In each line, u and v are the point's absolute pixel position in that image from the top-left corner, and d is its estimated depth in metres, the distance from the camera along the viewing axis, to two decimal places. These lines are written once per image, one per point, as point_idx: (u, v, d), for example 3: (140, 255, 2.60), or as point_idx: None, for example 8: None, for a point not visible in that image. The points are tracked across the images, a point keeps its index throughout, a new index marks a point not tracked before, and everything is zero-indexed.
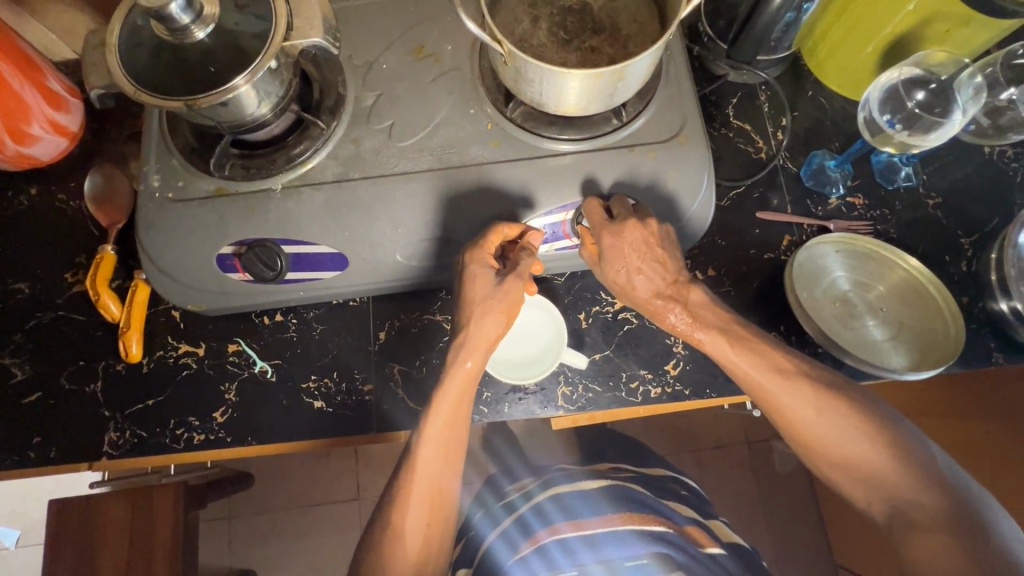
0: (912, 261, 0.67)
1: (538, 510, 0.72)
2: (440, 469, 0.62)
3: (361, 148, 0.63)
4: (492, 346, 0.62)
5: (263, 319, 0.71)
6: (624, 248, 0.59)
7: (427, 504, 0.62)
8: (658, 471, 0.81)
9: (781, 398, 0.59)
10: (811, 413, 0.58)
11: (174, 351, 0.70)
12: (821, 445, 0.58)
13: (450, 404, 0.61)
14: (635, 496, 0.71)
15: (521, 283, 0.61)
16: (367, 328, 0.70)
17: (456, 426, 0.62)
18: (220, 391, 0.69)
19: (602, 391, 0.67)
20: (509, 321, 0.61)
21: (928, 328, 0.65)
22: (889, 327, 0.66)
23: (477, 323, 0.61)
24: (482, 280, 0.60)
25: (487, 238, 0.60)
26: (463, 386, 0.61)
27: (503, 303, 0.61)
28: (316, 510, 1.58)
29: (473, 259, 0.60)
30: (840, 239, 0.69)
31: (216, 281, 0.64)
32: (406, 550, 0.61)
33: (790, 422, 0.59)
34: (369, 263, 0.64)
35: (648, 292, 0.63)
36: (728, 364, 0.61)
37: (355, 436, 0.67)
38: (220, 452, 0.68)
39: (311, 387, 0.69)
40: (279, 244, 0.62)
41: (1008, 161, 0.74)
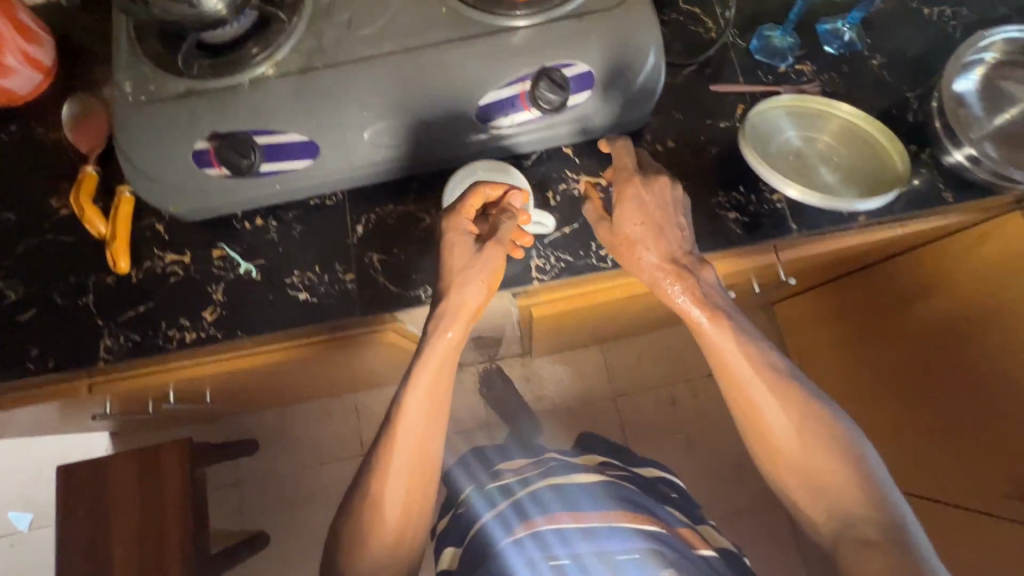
0: (852, 108, 0.70)
1: (536, 497, 0.75)
2: (418, 442, 0.65)
3: (323, 41, 0.66)
4: (473, 313, 0.65)
5: (245, 224, 0.74)
6: (645, 200, 0.65)
7: (406, 479, 0.64)
8: (650, 472, 0.88)
9: (743, 371, 0.63)
10: (768, 390, 0.63)
11: (161, 261, 0.73)
12: (770, 427, 0.63)
13: (431, 374, 0.64)
14: (631, 496, 0.74)
15: (500, 249, 0.64)
16: (346, 223, 0.73)
17: (434, 400, 0.65)
18: (207, 293, 0.72)
19: (573, 260, 0.70)
20: (490, 288, 0.64)
21: (876, 168, 0.69)
22: (841, 172, 0.70)
23: (462, 288, 0.63)
24: (461, 245, 0.64)
25: (465, 202, 0.64)
26: (445, 358, 0.65)
27: (484, 271, 0.63)
28: (324, 469, 1.61)
29: (452, 226, 0.64)
30: (787, 99, 0.71)
31: (194, 181, 0.67)
32: (384, 519, 0.64)
33: (764, 425, 0.63)
34: (339, 150, 0.67)
35: (658, 260, 0.64)
36: (713, 349, 0.64)
37: (340, 322, 0.70)
38: (212, 349, 0.71)
39: (295, 281, 0.71)
40: (251, 134, 0.65)
41: (948, 20, 0.77)
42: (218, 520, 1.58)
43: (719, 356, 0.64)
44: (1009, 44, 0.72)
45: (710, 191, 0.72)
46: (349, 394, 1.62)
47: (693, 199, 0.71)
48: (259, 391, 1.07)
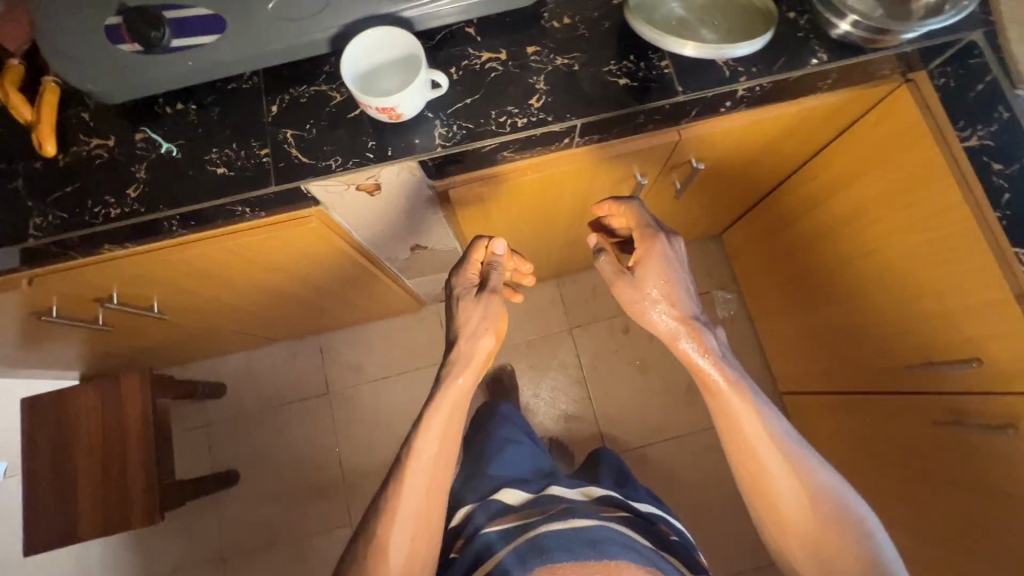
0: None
1: (558, 536, 0.83)
2: (427, 489, 0.75)
3: None
4: (480, 360, 0.79)
5: (166, 109, 0.78)
6: (659, 262, 0.73)
7: (414, 520, 0.73)
8: (650, 513, 0.96)
9: (743, 432, 0.70)
10: (767, 455, 0.69)
11: (87, 145, 0.77)
12: (767, 488, 0.69)
13: (443, 418, 0.76)
14: (634, 547, 0.82)
15: (499, 300, 0.80)
16: (261, 104, 0.77)
17: (442, 447, 0.76)
18: (131, 173, 0.76)
19: (474, 128, 0.75)
20: (498, 337, 0.79)
21: (751, 27, 0.75)
22: (720, 32, 0.76)
23: (476, 340, 0.78)
24: (469, 303, 0.80)
25: (467, 254, 0.84)
26: (455, 401, 0.77)
27: (489, 321, 0.79)
28: (290, 408, 1.66)
29: (462, 278, 0.83)
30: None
31: (108, 57, 0.70)
32: (391, 564, 0.72)
33: (770, 488, 0.69)
34: (243, 24, 0.70)
35: (674, 318, 0.72)
36: (722, 409, 0.71)
37: (256, 194, 0.74)
38: (137, 225, 0.75)
39: (214, 158, 0.75)
40: (159, 9, 0.69)
41: None
42: (189, 461, 1.63)
43: (722, 415, 0.71)
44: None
45: (603, 61, 0.76)
46: (313, 335, 1.66)
47: (587, 69, 0.76)
48: (207, 304, 1.11)
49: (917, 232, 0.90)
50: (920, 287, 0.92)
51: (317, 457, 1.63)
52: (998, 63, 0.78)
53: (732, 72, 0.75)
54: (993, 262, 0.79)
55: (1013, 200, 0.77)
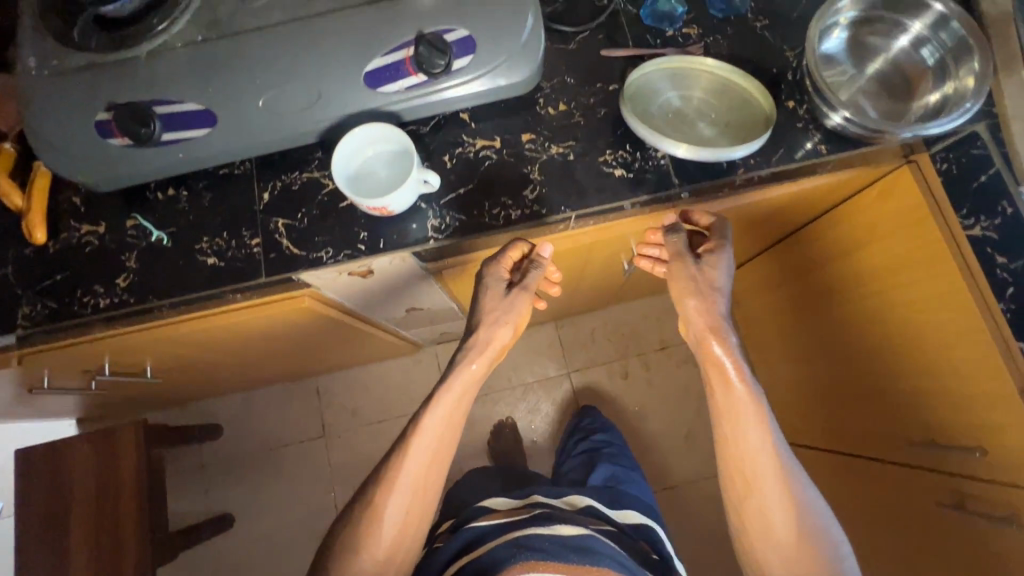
0: (716, 62, 0.75)
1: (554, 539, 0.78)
2: (425, 467, 0.73)
3: (217, 12, 0.69)
4: (494, 350, 0.75)
5: (158, 195, 0.77)
6: (717, 261, 0.71)
7: (410, 496, 0.73)
8: (635, 523, 0.98)
9: (744, 440, 0.69)
10: (762, 464, 0.68)
11: (77, 232, 0.76)
12: (750, 491, 0.69)
13: (453, 401, 0.74)
14: (622, 560, 0.79)
15: (527, 296, 0.73)
16: (253, 191, 0.76)
17: (447, 429, 0.75)
18: (121, 261, 0.75)
19: (467, 220, 0.74)
20: (515, 330, 0.75)
21: (748, 120, 0.75)
22: (717, 125, 0.75)
23: (493, 327, 0.74)
24: (494, 294, 0.74)
25: (501, 255, 0.73)
26: (466, 387, 0.75)
27: (510, 315, 0.73)
28: (286, 451, 1.65)
29: (493, 271, 0.74)
30: (660, 67, 0.77)
31: (99, 151, 0.70)
32: (380, 536, 0.72)
33: (756, 501, 0.69)
34: (234, 118, 0.69)
35: (701, 311, 0.69)
36: (729, 414, 0.69)
37: (247, 286, 0.74)
38: (126, 315, 0.74)
39: (204, 247, 0.75)
40: (149, 105, 0.68)
41: None
42: (184, 504, 1.62)
43: (727, 415, 0.70)
44: (861, 4, 0.73)
45: (598, 151, 0.75)
46: (310, 378, 1.65)
47: (583, 159, 0.75)
48: (200, 366, 1.11)
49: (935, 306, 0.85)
50: (920, 316, 0.89)
51: (313, 503, 1.62)
52: (1001, 156, 0.76)
53: (730, 163, 0.73)
54: (984, 323, 0.78)
55: (1017, 293, 0.75)
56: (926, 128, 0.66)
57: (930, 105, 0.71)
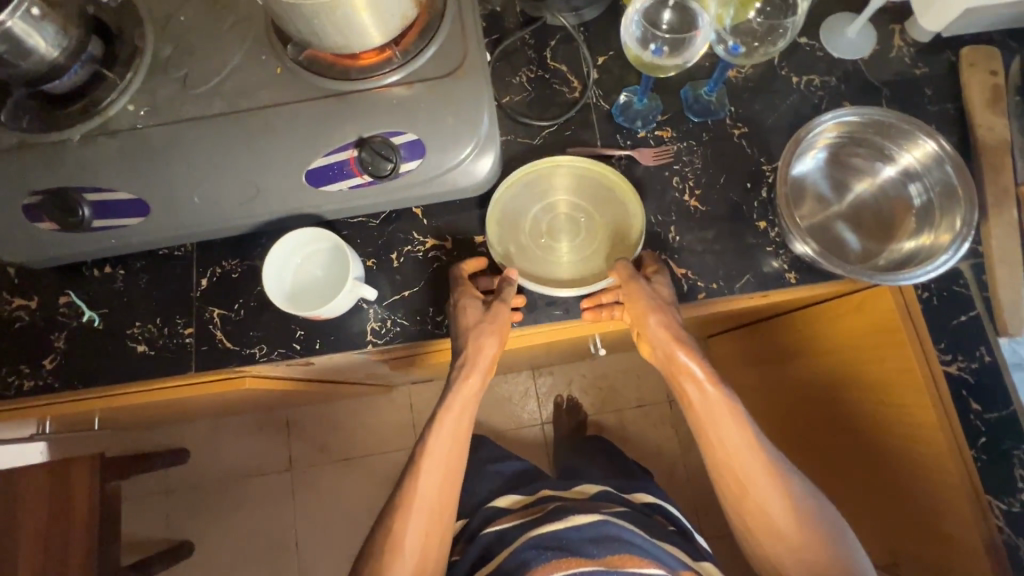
0: (562, 160, 0.71)
1: (562, 540, 0.76)
2: (442, 487, 0.68)
3: (156, 97, 0.66)
4: (488, 363, 0.68)
5: (93, 271, 0.74)
6: (660, 290, 0.66)
7: (425, 520, 0.66)
8: (645, 500, 0.96)
9: (734, 446, 0.64)
10: (754, 467, 0.63)
11: (8, 305, 0.73)
12: (746, 490, 0.64)
13: (454, 418, 0.68)
14: (639, 539, 0.77)
15: (507, 309, 0.67)
16: (191, 276, 0.73)
17: (457, 445, 0.68)
18: (50, 340, 0.72)
19: (409, 326, 0.71)
20: (502, 342, 0.67)
21: (618, 219, 0.72)
22: (589, 232, 0.72)
23: (482, 337, 0.66)
24: (473, 309, 0.67)
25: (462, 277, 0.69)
26: (465, 404, 0.68)
27: (494, 324, 0.66)
28: (254, 481, 1.63)
29: (464, 294, 0.68)
30: (521, 181, 0.73)
31: (28, 235, 0.67)
32: (404, 563, 0.65)
33: (765, 507, 0.63)
34: (167, 209, 0.66)
35: (659, 320, 0.65)
36: (711, 425, 0.64)
37: (177, 378, 0.71)
38: (51, 398, 0.71)
39: (135, 333, 0.72)
40: (80, 192, 0.65)
41: (815, 90, 0.75)
42: (145, 528, 1.60)
43: (703, 426, 0.65)
44: (846, 126, 0.68)
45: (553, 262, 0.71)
46: (280, 410, 1.62)
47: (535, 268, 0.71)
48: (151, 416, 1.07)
49: (889, 396, 0.81)
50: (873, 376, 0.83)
51: (273, 536, 1.60)
52: (982, 300, 0.72)
53: (691, 286, 0.69)
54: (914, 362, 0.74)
55: (990, 444, 0.71)
56: (898, 279, 0.61)
57: (904, 252, 0.66)
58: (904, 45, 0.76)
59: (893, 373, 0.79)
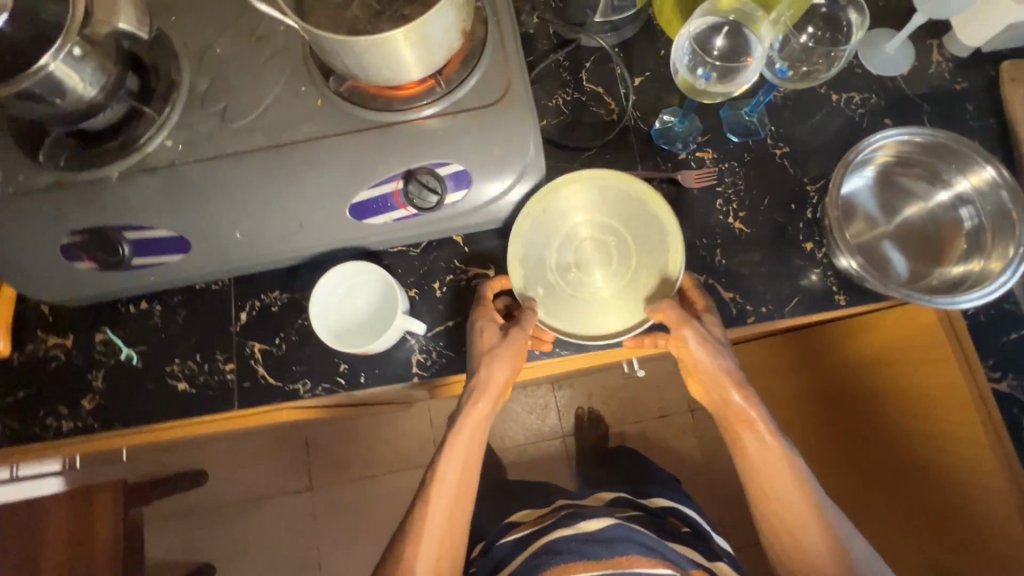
0: (572, 178, 0.68)
1: (565, 543, 0.74)
2: (451, 519, 0.66)
3: (195, 132, 0.65)
4: (499, 388, 0.66)
5: (129, 307, 0.72)
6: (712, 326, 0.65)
7: (437, 552, 0.65)
8: (659, 501, 0.94)
9: (783, 487, 0.63)
10: (802, 510, 0.62)
11: (44, 344, 0.72)
12: (790, 535, 0.63)
13: (465, 443, 0.66)
14: (646, 539, 0.75)
15: (524, 332, 0.65)
16: (230, 310, 0.72)
17: (467, 472, 0.67)
18: (88, 379, 0.71)
19: (455, 357, 0.70)
20: (516, 367, 0.65)
21: (644, 231, 0.69)
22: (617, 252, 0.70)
23: (495, 363, 0.64)
24: (489, 332, 0.66)
25: (483, 298, 0.68)
26: (476, 428, 0.66)
27: (509, 349, 0.64)
28: (276, 501, 1.61)
29: (483, 315, 0.67)
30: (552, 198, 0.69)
31: (66, 274, 0.66)
32: None
33: (808, 549, 0.62)
34: (209, 246, 0.65)
35: (713, 359, 0.64)
36: (760, 464, 0.64)
37: (219, 415, 0.70)
38: (91, 438, 0.70)
39: (175, 370, 0.70)
40: (120, 230, 0.64)
41: (855, 108, 0.74)
42: (165, 552, 1.58)
43: (754, 464, 0.64)
44: (902, 146, 0.67)
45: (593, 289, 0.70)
46: (299, 429, 1.60)
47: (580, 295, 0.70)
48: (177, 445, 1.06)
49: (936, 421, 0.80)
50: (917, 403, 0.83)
51: (295, 556, 1.58)
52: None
53: (739, 310, 0.69)
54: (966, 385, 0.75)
55: None
56: (948, 301, 0.61)
57: (953, 275, 0.66)
58: (943, 60, 0.75)
59: (943, 398, 0.78)
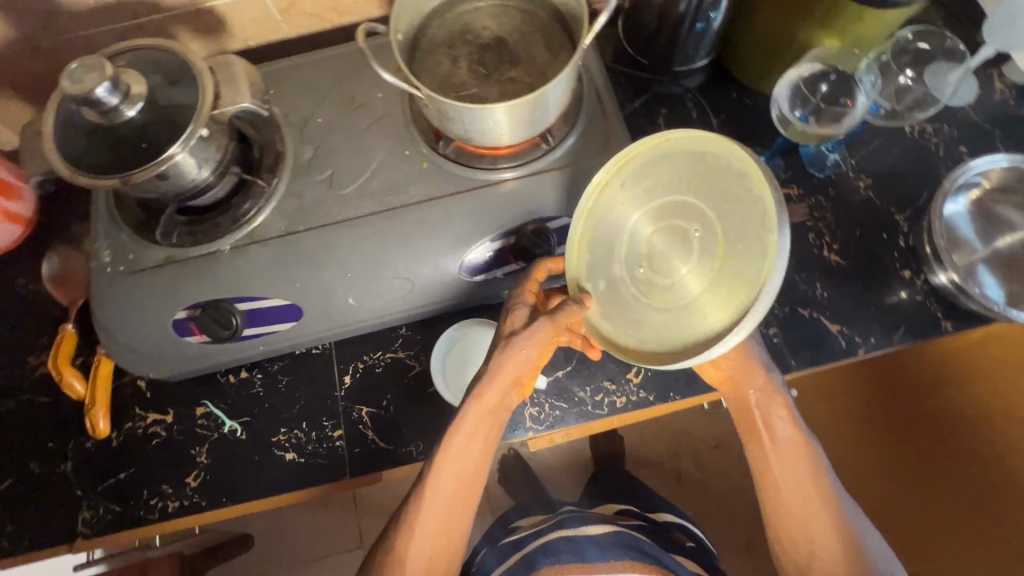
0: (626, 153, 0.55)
1: (547, 548, 0.73)
2: (447, 525, 0.59)
3: (304, 201, 0.65)
4: (513, 378, 0.60)
5: (228, 377, 0.71)
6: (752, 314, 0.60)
7: (428, 557, 0.58)
8: (661, 516, 0.87)
9: (794, 462, 0.60)
10: (812, 491, 0.59)
11: (143, 421, 0.71)
12: (804, 546, 0.59)
13: (466, 435, 0.60)
14: (638, 544, 0.73)
15: (549, 327, 0.58)
16: (333, 375, 0.71)
17: (469, 468, 0.60)
18: (191, 455, 0.69)
19: (567, 408, 0.69)
20: (535, 361, 0.60)
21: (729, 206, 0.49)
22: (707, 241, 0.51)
23: (511, 353, 0.59)
24: (516, 316, 0.61)
25: (529, 275, 0.63)
26: (481, 419, 0.60)
27: (527, 341, 0.59)
28: (321, 564, 1.46)
29: (518, 299, 0.62)
30: (629, 171, 0.56)
31: (177, 347, 0.66)
32: None
33: (808, 529, 0.58)
34: (322, 311, 0.66)
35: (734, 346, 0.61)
36: (759, 437, 0.61)
37: (329, 485, 0.68)
38: (195, 517, 0.68)
39: (281, 440, 0.69)
40: (232, 302, 0.63)
41: (930, 137, 0.76)
42: None
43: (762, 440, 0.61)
44: (1001, 172, 0.71)
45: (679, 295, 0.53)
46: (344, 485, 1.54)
47: None
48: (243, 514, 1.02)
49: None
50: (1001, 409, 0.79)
51: None
52: None
53: (849, 342, 0.69)
54: None
55: None
56: None
57: None
58: (1005, 87, 0.78)
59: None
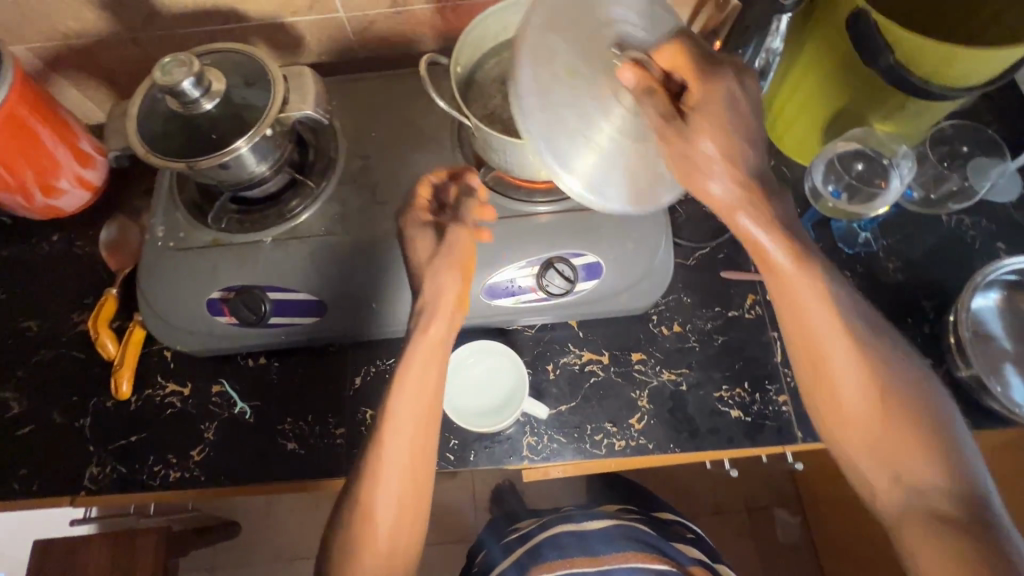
0: None
1: (552, 541, 0.73)
2: (410, 468, 0.58)
3: (346, 207, 0.69)
4: (451, 304, 0.62)
5: (247, 361, 0.75)
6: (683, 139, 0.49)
7: (393, 512, 0.57)
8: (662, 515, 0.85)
9: (811, 313, 0.52)
10: (834, 344, 0.52)
11: (162, 390, 0.74)
12: (831, 418, 0.53)
13: (416, 381, 0.60)
14: (641, 535, 0.72)
15: (464, 236, 0.63)
16: (345, 374, 0.73)
17: (422, 413, 0.59)
18: (200, 429, 0.72)
19: (566, 442, 0.70)
20: (463, 274, 0.63)
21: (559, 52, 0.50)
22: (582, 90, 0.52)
23: (433, 281, 0.62)
24: (425, 242, 0.64)
25: (414, 195, 0.66)
26: (429, 360, 0.61)
27: (451, 258, 0.63)
28: (302, 564, 1.45)
29: (412, 224, 0.65)
30: None
31: (207, 325, 0.69)
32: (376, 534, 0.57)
33: (834, 397, 0.53)
34: (345, 311, 0.69)
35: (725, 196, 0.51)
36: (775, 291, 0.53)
37: (323, 479, 0.69)
38: (192, 490, 0.70)
39: (286, 429, 0.71)
40: (264, 290, 0.67)
41: (967, 229, 0.76)
42: None
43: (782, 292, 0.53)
44: None
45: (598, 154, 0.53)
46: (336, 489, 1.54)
47: (696, 391, 0.71)
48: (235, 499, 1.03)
49: None
50: None
51: None
52: None
53: None
54: None
55: None
56: None
57: None
58: None
59: None
